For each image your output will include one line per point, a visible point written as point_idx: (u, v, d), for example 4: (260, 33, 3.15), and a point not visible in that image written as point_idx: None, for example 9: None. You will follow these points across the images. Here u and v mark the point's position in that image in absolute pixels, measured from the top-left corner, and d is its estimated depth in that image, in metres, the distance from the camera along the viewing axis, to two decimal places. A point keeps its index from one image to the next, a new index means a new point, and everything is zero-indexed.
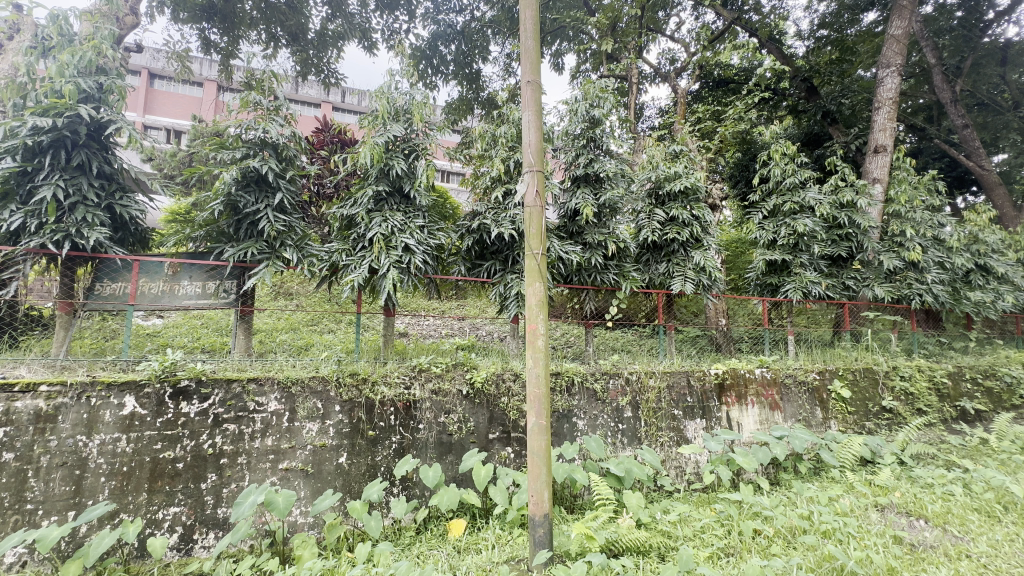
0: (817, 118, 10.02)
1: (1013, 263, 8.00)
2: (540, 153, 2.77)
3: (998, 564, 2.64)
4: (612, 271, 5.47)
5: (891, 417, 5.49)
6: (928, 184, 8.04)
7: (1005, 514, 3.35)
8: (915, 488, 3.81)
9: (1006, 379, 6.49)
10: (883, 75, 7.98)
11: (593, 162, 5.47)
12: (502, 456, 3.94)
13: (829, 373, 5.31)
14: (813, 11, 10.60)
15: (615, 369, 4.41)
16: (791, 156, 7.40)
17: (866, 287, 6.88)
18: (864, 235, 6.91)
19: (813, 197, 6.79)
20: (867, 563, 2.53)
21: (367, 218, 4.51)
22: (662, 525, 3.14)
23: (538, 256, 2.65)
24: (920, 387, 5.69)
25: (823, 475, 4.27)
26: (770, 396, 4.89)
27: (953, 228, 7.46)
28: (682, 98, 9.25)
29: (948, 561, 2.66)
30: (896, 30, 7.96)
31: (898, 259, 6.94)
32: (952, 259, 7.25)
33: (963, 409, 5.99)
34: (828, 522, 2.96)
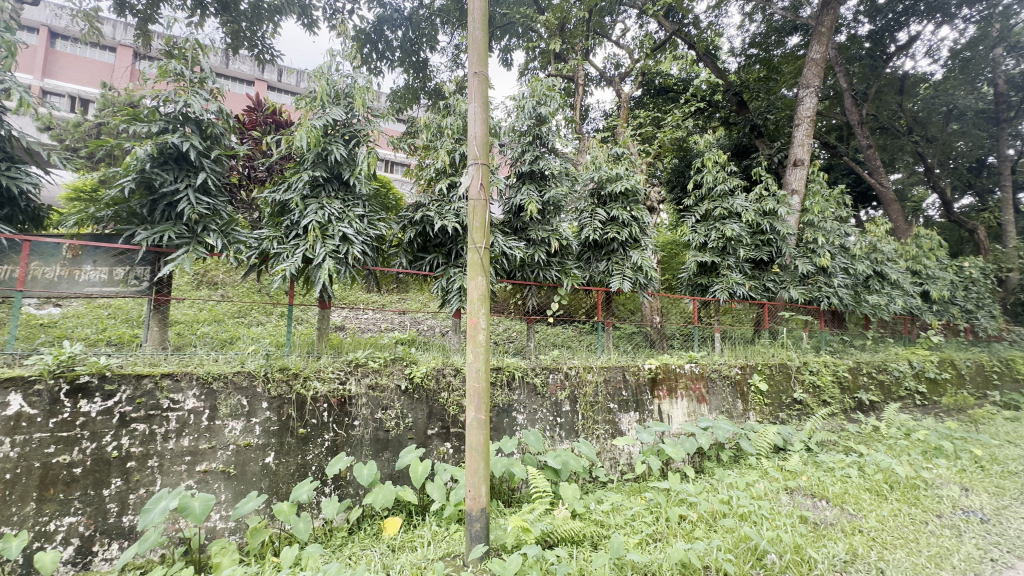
0: (746, 130, 10.71)
1: (903, 271, 9.02)
2: (485, 146, 2.71)
3: (884, 537, 2.97)
4: (554, 268, 5.56)
5: (800, 408, 6.01)
6: (838, 197, 8.85)
7: (891, 493, 3.78)
8: (819, 472, 4.21)
9: (895, 373, 7.31)
10: (803, 95, 8.68)
11: (539, 159, 5.52)
12: (441, 452, 3.90)
13: (750, 367, 5.73)
14: (745, 30, 11.33)
15: (555, 364, 4.49)
16: (722, 164, 7.88)
17: (783, 289, 7.48)
18: (782, 241, 7.51)
19: (740, 204, 7.28)
20: (777, 541, 2.75)
21: (301, 204, 4.27)
22: (595, 515, 3.24)
23: (481, 249, 2.60)
24: (825, 380, 6.27)
25: (742, 462, 4.59)
26: (697, 390, 5.19)
27: (856, 237, 8.29)
28: (626, 103, 9.57)
29: (844, 537, 2.95)
30: (815, 54, 8.67)
31: (811, 264, 7.58)
32: (855, 266, 8.06)
33: (860, 400, 6.69)
34: (744, 505, 3.19)
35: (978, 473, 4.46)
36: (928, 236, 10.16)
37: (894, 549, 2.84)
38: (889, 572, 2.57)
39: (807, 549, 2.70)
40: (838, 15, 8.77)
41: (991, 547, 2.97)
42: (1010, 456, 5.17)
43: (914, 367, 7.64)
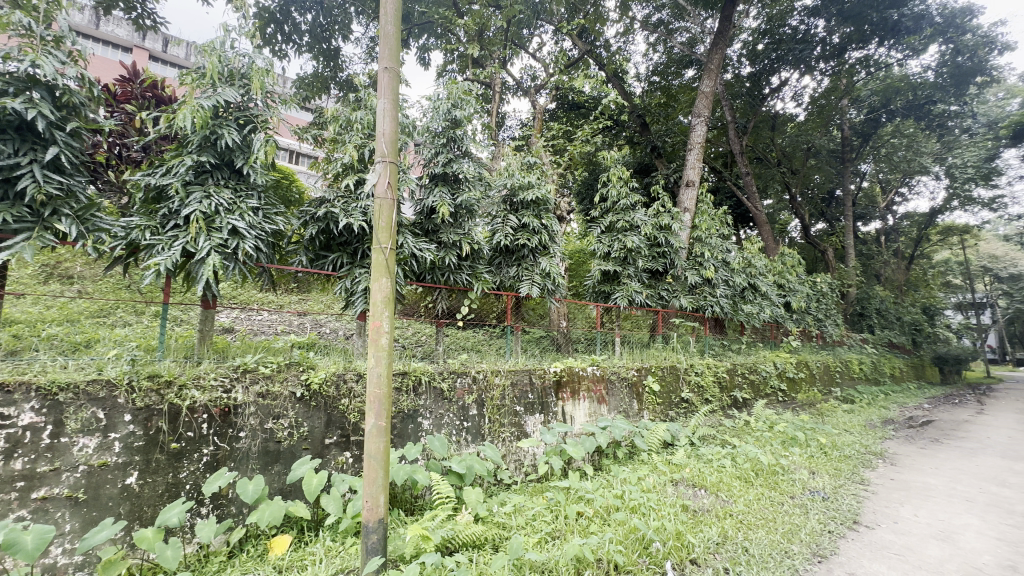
0: (647, 150, 11.62)
1: (771, 284, 10.36)
2: (394, 144, 2.64)
3: (748, 519, 3.36)
4: (464, 272, 5.55)
5: (687, 406, 6.61)
6: (722, 217, 9.91)
7: (756, 479, 4.30)
8: (700, 463, 4.66)
9: (762, 373, 8.33)
10: (695, 123, 9.62)
11: (452, 162, 5.50)
12: (339, 462, 3.70)
13: (645, 370, 6.18)
14: (648, 58, 12.32)
15: (463, 367, 4.46)
16: (625, 180, 8.46)
17: (674, 297, 8.18)
18: (675, 254, 8.24)
19: (640, 218, 7.88)
20: (661, 530, 2.98)
21: (183, 191, 3.81)
22: (497, 517, 3.27)
23: (386, 250, 2.52)
24: (708, 381, 6.96)
25: (635, 458, 4.92)
26: (598, 391, 5.49)
27: (735, 253, 9.34)
28: (540, 114, 9.91)
29: (717, 522, 3.28)
30: (705, 88, 9.65)
31: (698, 275, 8.41)
32: (733, 278, 9.07)
33: (735, 398, 7.53)
34: (635, 498, 3.41)
35: (822, 458, 5.25)
36: (791, 255, 11.76)
37: (756, 529, 3.22)
38: (752, 549, 2.92)
39: (686, 535, 2.96)
40: (725, 55, 9.84)
41: (829, 521, 3.50)
42: (846, 442, 6.15)
43: (777, 367, 8.78)
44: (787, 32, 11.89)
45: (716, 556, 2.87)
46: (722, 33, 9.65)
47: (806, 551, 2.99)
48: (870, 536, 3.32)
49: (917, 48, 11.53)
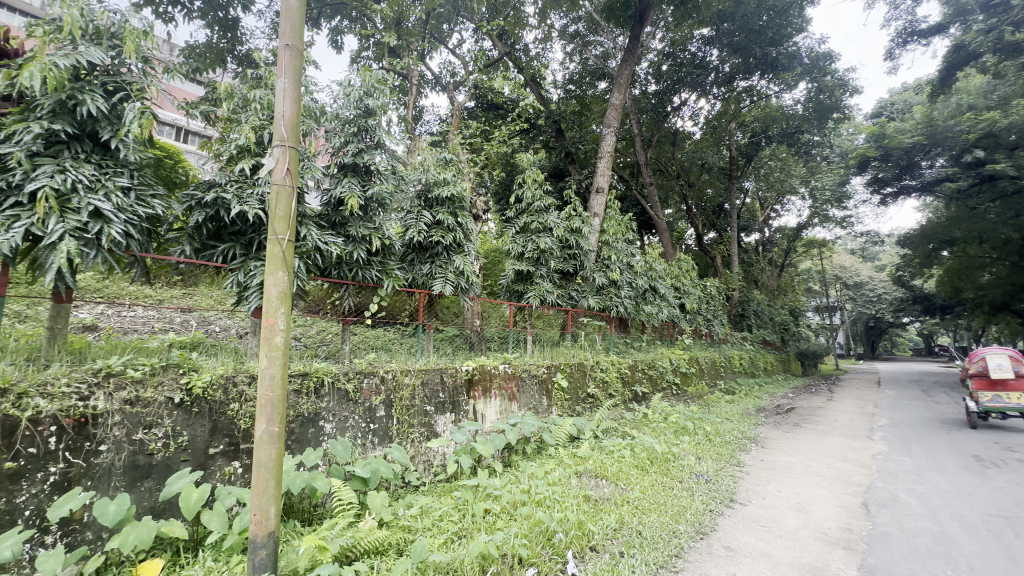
0: (562, 156, 12.06)
1: (669, 287, 11.25)
2: (295, 128, 2.45)
3: (642, 504, 3.62)
4: (374, 268, 5.33)
5: (592, 401, 6.97)
6: (627, 223, 10.58)
7: (650, 467, 4.65)
8: (602, 455, 4.94)
9: (660, 369, 9.03)
10: (605, 133, 10.15)
11: (363, 152, 5.26)
12: (226, 474, 3.36)
13: (554, 367, 6.39)
14: (565, 67, 12.80)
15: (370, 367, 4.27)
16: (540, 182, 8.72)
17: (583, 298, 8.57)
18: (584, 256, 8.66)
19: (552, 221, 8.18)
20: (564, 521, 3.10)
21: (28, 163, 3.20)
22: (403, 520, 3.18)
23: (283, 242, 2.33)
24: (611, 376, 7.37)
25: (543, 453, 5.06)
26: (509, 389, 5.58)
27: (638, 257, 10.02)
28: (458, 111, 9.84)
29: (615, 509, 3.48)
30: (615, 100, 10.23)
31: (604, 277, 8.91)
32: (636, 281, 9.73)
33: (636, 392, 8.07)
34: (541, 492, 3.52)
35: (707, 444, 5.82)
36: (686, 260, 12.88)
37: (649, 513, 3.47)
38: (644, 532, 3.14)
39: (587, 524, 3.11)
40: (634, 71, 10.50)
41: (711, 501, 3.88)
42: (726, 429, 6.87)
43: (672, 363, 9.56)
44: (687, 57, 13.03)
45: (613, 540, 3.05)
46: (631, 50, 10.29)
47: (691, 530, 3.29)
48: (743, 512, 3.74)
49: (790, 83, 13.19)
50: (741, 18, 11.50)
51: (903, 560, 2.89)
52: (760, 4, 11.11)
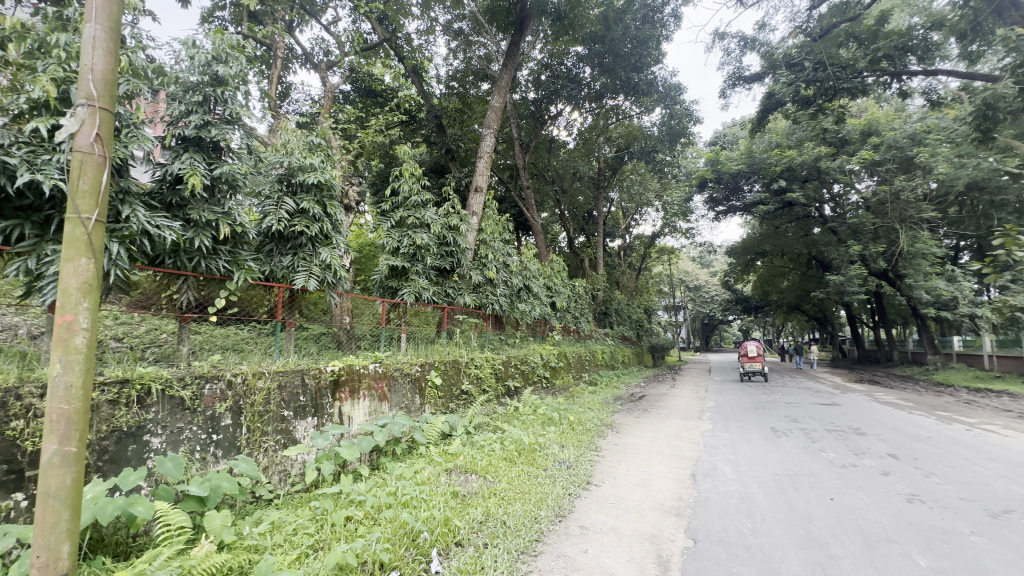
0: (442, 152, 12.00)
1: (542, 286, 11.86)
2: (109, 87, 2.02)
3: (508, 495, 3.76)
4: (222, 258, 4.71)
5: (465, 397, 7.04)
6: (504, 223, 10.90)
7: (518, 458, 4.86)
8: (473, 450, 5.02)
9: (532, 363, 9.47)
10: (485, 133, 10.30)
11: (210, 125, 4.60)
12: (3, 510, 2.67)
13: (428, 364, 6.32)
14: (448, 63, 12.74)
15: (214, 371, 3.75)
16: (418, 177, 8.67)
17: (459, 295, 8.64)
18: (461, 253, 8.78)
19: (429, 217, 8.19)
20: (429, 519, 3.08)
21: None
22: (249, 540, 2.85)
23: (89, 223, 1.92)
24: (485, 372, 7.52)
25: (413, 452, 4.98)
26: (379, 388, 5.37)
27: (513, 257, 10.39)
28: (331, 92, 9.14)
29: (482, 502, 3.56)
30: (495, 102, 10.44)
31: (480, 275, 9.09)
32: (511, 279, 10.09)
33: (508, 387, 8.35)
34: (408, 492, 3.44)
35: (570, 433, 6.27)
36: (557, 261, 13.71)
37: (514, 502, 3.62)
38: (508, 521, 3.27)
39: (453, 520, 3.13)
40: (514, 77, 10.84)
41: (570, 485, 4.19)
42: (588, 418, 7.48)
43: (543, 358, 10.10)
44: (563, 70, 13.86)
45: (478, 533, 3.12)
46: (511, 55, 10.62)
47: (551, 514, 3.51)
48: (597, 492, 4.10)
49: (648, 107, 14.83)
50: (609, 41, 12.58)
51: (718, 518, 3.43)
52: (626, 32, 12.29)
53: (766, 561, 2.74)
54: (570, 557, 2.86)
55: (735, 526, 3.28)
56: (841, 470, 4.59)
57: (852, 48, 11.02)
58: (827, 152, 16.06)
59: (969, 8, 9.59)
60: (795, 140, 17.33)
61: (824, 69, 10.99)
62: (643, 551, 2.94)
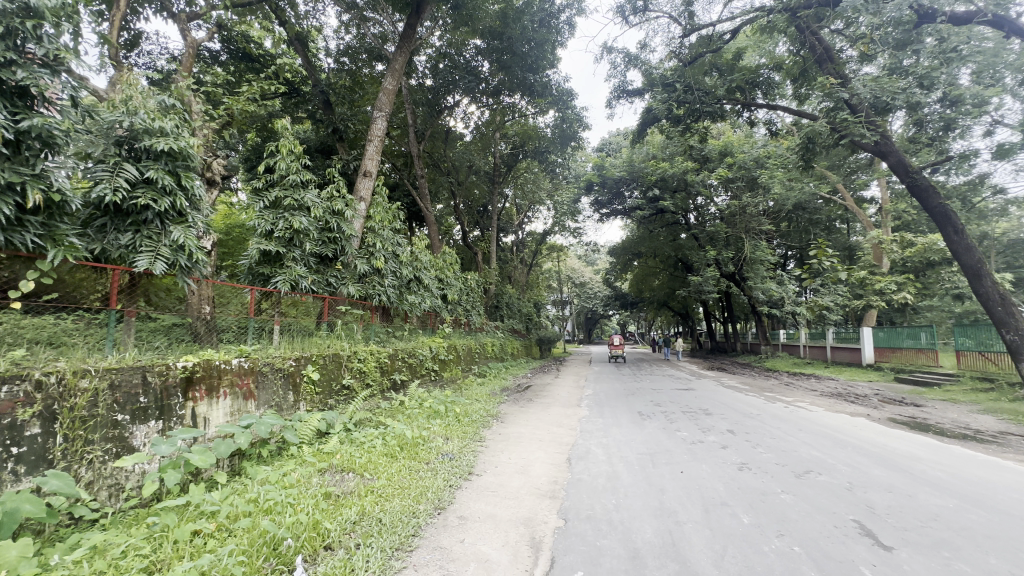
0: (329, 131, 11.18)
1: (433, 278, 11.65)
2: None
3: (387, 491, 3.64)
4: (34, 231, 3.79)
5: (347, 392, 6.63)
6: (395, 212, 10.50)
7: (401, 453, 4.74)
8: (352, 447, 4.78)
9: (420, 356, 9.26)
10: (377, 115, 9.78)
11: (16, 66, 3.66)
12: None
13: (304, 359, 5.86)
14: (339, 36, 11.86)
15: (17, 370, 3.05)
16: (297, 155, 8.02)
17: (343, 285, 8.14)
18: (347, 241, 8.31)
19: (310, 199, 7.65)
20: (294, 525, 2.85)
21: None
22: (59, 570, 2.37)
23: None
24: (369, 366, 7.16)
25: (283, 454, 4.59)
26: (244, 386, 4.83)
27: (403, 247, 10.06)
28: (192, 48, 7.90)
29: (357, 501, 3.40)
30: (389, 84, 9.97)
31: (367, 265, 8.67)
32: (401, 270, 9.75)
33: (394, 380, 8.06)
34: (272, 498, 3.15)
35: (456, 424, 6.29)
36: (450, 254, 13.57)
37: (392, 499, 3.52)
38: (384, 518, 3.16)
39: (323, 523, 2.94)
40: (409, 61, 10.45)
41: (452, 477, 4.19)
42: (474, 409, 7.56)
43: (432, 351, 9.94)
44: (462, 61, 13.67)
45: (350, 535, 2.96)
46: (407, 38, 10.20)
47: (430, 507, 3.47)
48: (478, 482, 4.16)
49: (543, 109, 15.32)
50: (507, 39, 12.70)
51: (588, 498, 3.69)
52: (524, 32, 12.54)
53: (625, 532, 3.01)
54: (446, 549, 2.86)
55: (601, 503, 3.56)
56: (691, 446, 5.24)
57: (715, 77, 12.53)
58: (693, 167, 18.16)
59: (800, 57, 11.62)
60: (668, 153, 19.28)
61: (691, 92, 12.29)
62: (518, 535, 3.04)
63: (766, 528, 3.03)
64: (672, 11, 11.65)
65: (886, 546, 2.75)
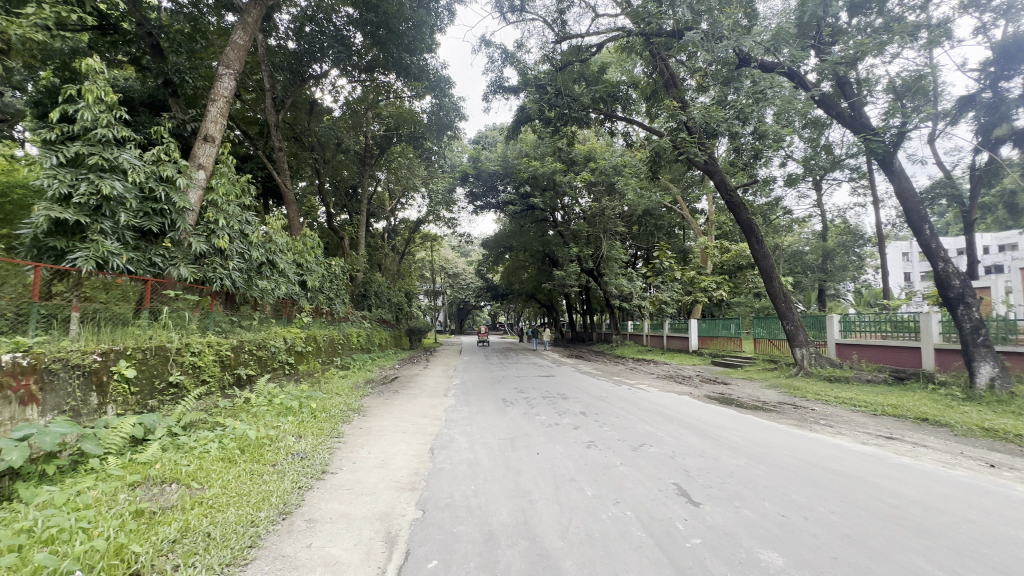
0: (158, 82, 9.41)
1: (290, 262, 10.53)
2: None
3: (220, 502, 3.20)
4: None
5: (175, 391, 5.64)
6: (245, 185, 9.28)
7: (241, 456, 4.22)
8: (178, 454, 4.12)
9: (271, 349, 8.29)
10: (222, 72, 8.44)
11: None
12: None
13: (114, 353, 4.85)
14: None
15: None
16: (111, 106, 6.60)
17: (172, 266, 6.94)
18: (179, 214, 7.11)
19: (129, 160, 6.38)
20: (86, 554, 2.34)
21: None
22: None
23: None
24: (206, 360, 6.21)
25: (80, 469, 3.76)
26: (22, 388, 3.84)
27: (254, 226, 8.94)
28: None
29: (180, 516, 2.94)
30: (239, 39, 8.69)
31: (206, 244, 7.53)
32: (250, 252, 8.63)
33: (238, 376, 7.12)
34: (56, 525, 2.55)
35: (310, 421, 5.82)
36: (311, 237, 12.41)
37: (225, 509, 3.11)
38: (214, 532, 2.77)
39: (129, 547, 2.47)
40: (266, 16, 9.23)
41: (301, 478, 3.86)
42: (333, 404, 7.08)
43: (287, 342, 9.01)
44: (330, 27, 12.40)
45: (167, 556, 2.53)
46: None
47: (273, 513, 3.15)
48: (332, 481, 3.90)
49: (420, 93, 14.79)
50: (384, 14, 11.91)
51: (447, 486, 3.71)
52: (402, 10, 11.90)
53: (481, 516, 3.09)
54: (290, 557, 2.62)
55: (460, 491, 3.60)
56: (548, 429, 5.60)
57: (582, 86, 13.46)
58: (560, 169, 19.36)
59: (652, 80, 13.10)
60: (539, 153, 20.25)
61: (561, 97, 12.99)
62: (372, 532, 2.92)
63: (605, 497, 3.37)
64: (546, 17, 12.19)
65: (696, 503, 3.27)
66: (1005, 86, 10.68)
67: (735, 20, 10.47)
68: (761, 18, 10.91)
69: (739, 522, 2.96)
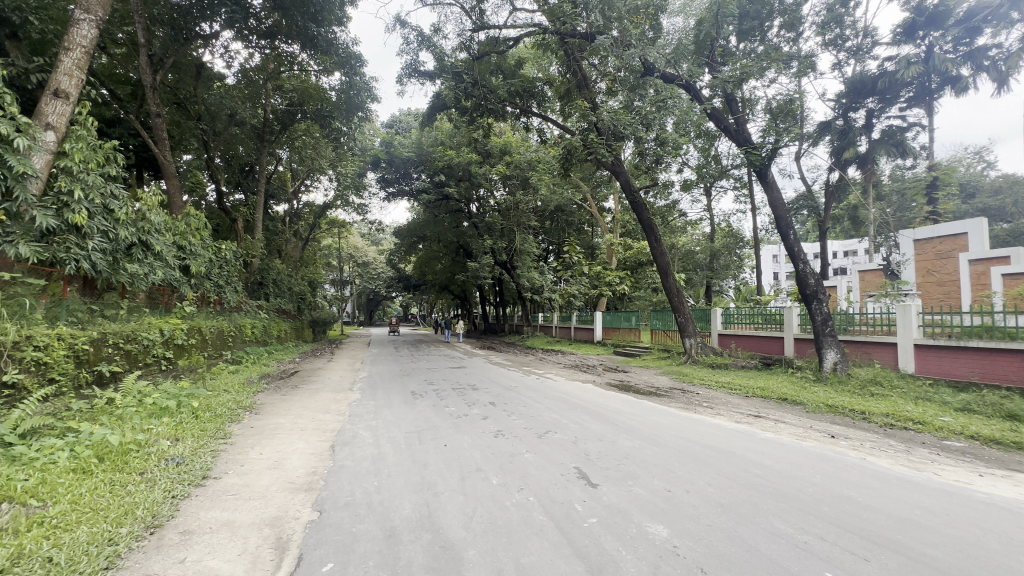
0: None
1: (168, 244, 9.28)
2: None
3: (67, 520, 2.75)
4: None
5: (11, 394, 4.71)
6: (110, 152, 8.02)
7: (99, 466, 3.66)
8: (12, 467, 3.45)
9: (143, 343, 7.24)
10: (80, 16, 7.11)
11: None
12: None
13: None
14: None
15: None
16: None
17: (7, 244, 5.77)
18: (18, 182, 5.93)
19: None
20: None
21: None
22: None
23: None
24: (56, 356, 5.26)
25: None
26: None
27: (123, 201, 7.76)
28: None
29: (11, 540, 2.47)
30: None
31: (57, 219, 6.42)
32: (117, 231, 7.46)
33: (100, 373, 6.13)
34: None
35: (190, 423, 5.20)
36: (196, 217, 11.07)
37: (74, 528, 2.67)
38: (57, 556, 2.36)
39: None
40: None
41: (176, 486, 3.44)
42: (220, 403, 6.40)
43: (164, 335, 7.94)
44: None
45: None
46: None
47: (138, 528, 2.77)
48: (214, 487, 3.53)
49: (328, 68, 13.77)
50: None
51: (348, 484, 3.53)
52: None
53: (383, 513, 2.99)
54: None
55: (362, 488, 3.45)
56: (456, 420, 5.57)
57: (499, 79, 13.46)
58: (476, 160, 19.27)
59: (566, 80, 13.47)
60: (455, 142, 19.99)
61: (476, 88, 12.88)
62: (260, 539, 2.69)
63: (510, 485, 3.43)
64: (464, 3, 11.98)
65: (594, 484, 3.45)
66: (853, 115, 12.61)
67: (642, 31, 11.10)
68: (664, 32, 11.68)
69: (631, 500, 3.19)
